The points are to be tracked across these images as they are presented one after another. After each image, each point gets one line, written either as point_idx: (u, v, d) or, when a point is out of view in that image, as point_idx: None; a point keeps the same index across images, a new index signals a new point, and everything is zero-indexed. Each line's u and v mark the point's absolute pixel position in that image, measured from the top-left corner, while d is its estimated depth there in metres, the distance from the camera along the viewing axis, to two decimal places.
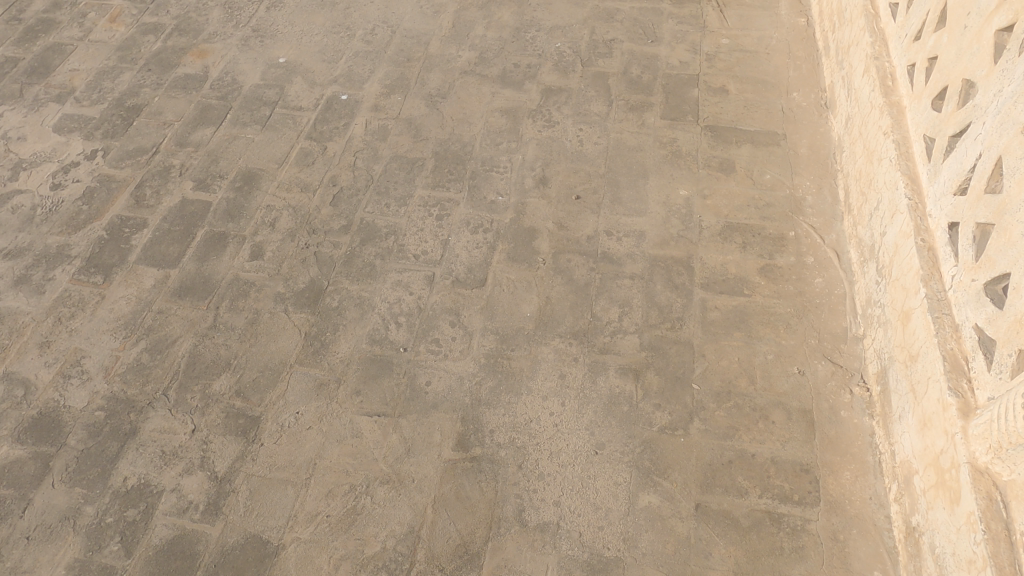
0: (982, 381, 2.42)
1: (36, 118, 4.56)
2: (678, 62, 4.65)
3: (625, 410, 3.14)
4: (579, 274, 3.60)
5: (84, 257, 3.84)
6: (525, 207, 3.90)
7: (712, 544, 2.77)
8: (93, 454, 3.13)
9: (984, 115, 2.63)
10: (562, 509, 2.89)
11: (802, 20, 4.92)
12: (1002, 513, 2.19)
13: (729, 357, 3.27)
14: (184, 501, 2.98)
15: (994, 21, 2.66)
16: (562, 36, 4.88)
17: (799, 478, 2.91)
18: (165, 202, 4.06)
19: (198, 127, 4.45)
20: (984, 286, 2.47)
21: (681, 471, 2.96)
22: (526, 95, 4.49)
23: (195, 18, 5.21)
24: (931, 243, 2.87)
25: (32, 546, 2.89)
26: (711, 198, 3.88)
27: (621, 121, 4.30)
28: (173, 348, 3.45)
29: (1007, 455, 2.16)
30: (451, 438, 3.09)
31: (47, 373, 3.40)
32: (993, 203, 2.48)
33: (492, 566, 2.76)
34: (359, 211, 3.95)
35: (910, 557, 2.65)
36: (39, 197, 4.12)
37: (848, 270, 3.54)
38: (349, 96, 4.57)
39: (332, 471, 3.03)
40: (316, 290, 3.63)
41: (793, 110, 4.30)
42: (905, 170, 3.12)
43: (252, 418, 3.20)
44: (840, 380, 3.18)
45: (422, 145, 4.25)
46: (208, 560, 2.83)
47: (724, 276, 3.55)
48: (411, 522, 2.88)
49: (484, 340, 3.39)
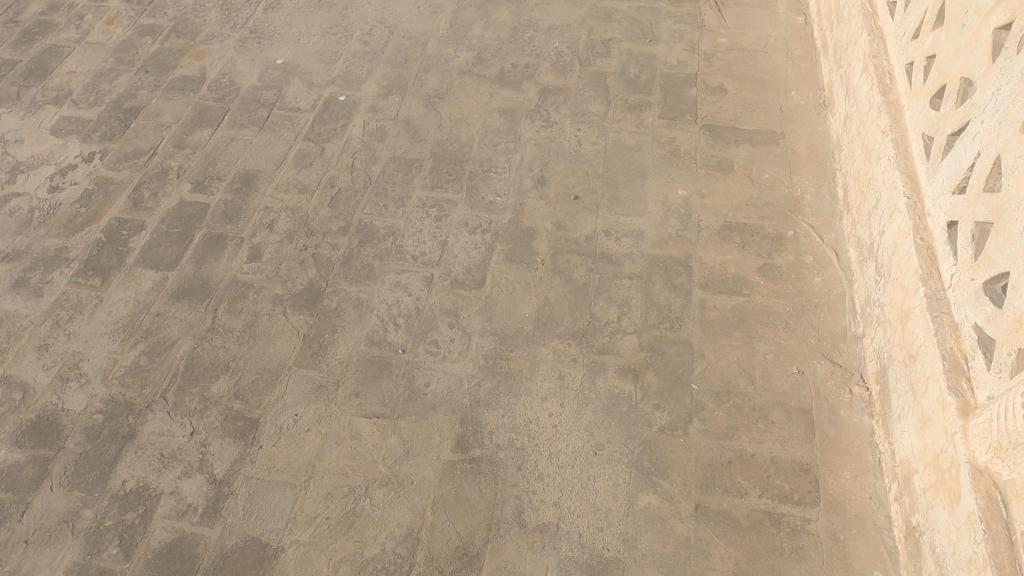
0: (982, 380, 2.41)
1: (33, 121, 4.55)
2: (676, 61, 4.64)
3: (625, 410, 3.13)
4: (579, 275, 3.59)
5: (82, 260, 3.83)
6: (523, 207, 3.90)
7: (712, 545, 2.77)
8: (92, 458, 3.12)
9: (982, 114, 2.63)
10: (562, 510, 2.88)
11: (800, 19, 4.91)
12: (1002, 512, 2.19)
13: (728, 357, 3.26)
14: (184, 504, 2.97)
15: (992, 19, 2.66)
16: (560, 36, 4.88)
17: (799, 478, 2.91)
18: (163, 205, 4.05)
19: (195, 128, 4.44)
20: (983, 285, 2.46)
21: (681, 471, 2.95)
22: (525, 95, 4.49)
23: (192, 20, 5.20)
24: (930, 242, 2.87)
25: (31, 550, 2.88)
26: (710, 198, 3.87)
27: (620, 121, 4.29)
28: (172, 350, 3.45)
29: (1007, 454, 2.15)
30: (451, 439, 3.09)
31: (46, 376, 3.39)
32: (991, 201, 2.48)
33: (492, 568, 2.76)
34: (358, 212, 3.94)
35: (910, 557, 2.64)
36: (37, 200, 4.11)
37: (847, 270, 3.53)
38: (347, 97, 4.56)
39: (332, 473, 3.03)
40: (315, 291, 3.62)
41: (791, 109, 4.30)
42: (904, 168, 3.11)
43: (251, 420, 3.20)
44: (840, 380, 3.17)
45: (421, 146, 4.24)
46: (208, 563, 2.82)
47: (724, 276, 3.54)
48: (411, 523, 2.87)
49: (483, 341, 3.38)
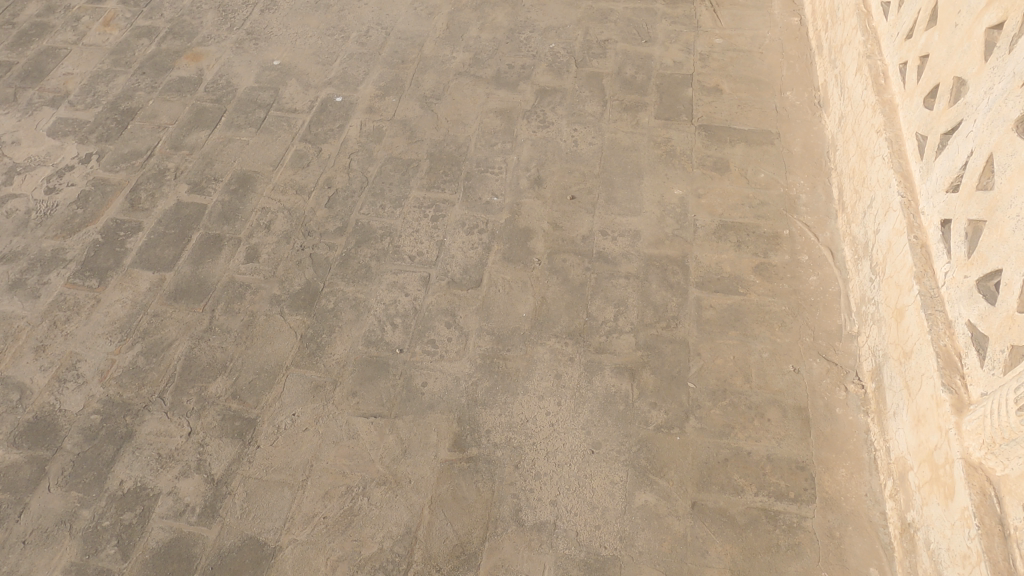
0: (975, 377, 2.43)
1: (30, 123, 4.55)
2: (671, 62, 4.66)
3: (622, 408, 3.15)
4: (575, 274, 3.60)
5: (79, 261, 3.83)
6: (520, 207, 3.91)
7: (708, 542, 2.78)
8: (89, 458, 3.12)
9: (974, 112, 2.65)
10: (559, 508, 2.89)
11: (795, 19, 4.93)
12: (995, 508, 2.21)
13: (724, 356, 3.28)
14: (182, 504, 2.97)
15: (984, 18, 2.68)
16: (556, 37, 4.90)
17: (795, 476, 2.92)
18: (160, 206, 4.06)
19: (192, 129, 4.45)
20: (976, 283, 2.48)
21: (677, 469, 2.96)
22: (521, 96, 4.51)
23: (189, 21, 5.21)
24: (923, 240, 2.89)
25: (28, 550, 2.88)
26: (706, 198, 3.88)
27: (615, 121, 4.31)
28: (169, 351, 3.45)
29: (1000, 449, 2.17)
30: (448, 438, 3.09)
31: (43, 377, 3.40)
32: (984, 199, 2.50)
33: (490, 567, 2.76)
34: (355, 212, 3.95)
35: (905, 554, 2.65)
36: (34, 202, 4.11)
37: (843, 269, 3.55)
38: (343, 98, 4.57)
39: (329, 472, 3.04)
40: (312, 292, 3.63)
41: (786, 109, 4.32)
42: (897, 168, 3.13)
43: (249, 420, 3.20)
44: (835, 378, 3.19)
45: (418, 147, 4.25)
46: (205, 562, 2.82)
47: (719, 275, 3.56)
48: (407, 522, 2.88)
49: (479, 340, 3.39)
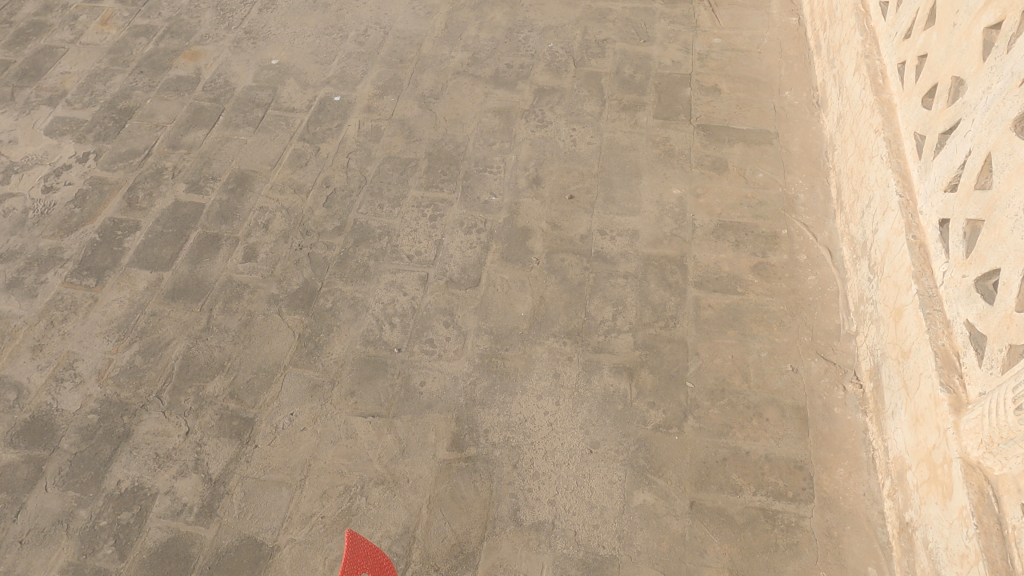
0: (973, 376, 2.43)
1: (27, 122, 4.54)
2: (670, 62, 4.66)
3: (620, 408, 3.14)
4: (574, 274, 3.60)
5: (76, 260, 3.82)
6: (518, 207, 3.91)
7: (706, 541, 2.78)
8: (86, 458, 3.11)
9: (973, 112, 2.65)
10: (557, 508, 2.89)
11: (793, 19, 4.93)
12: (993, 507, 2.21)
13: (723, 355, 3.28)
14: (179, 503, 2.97)
15: (983, 18, 2.68)
16: (555, 36, 4.89)
17: (793, 475, 2.92)
18: (158, 205, 4.05)
19: (190, 129, 4.44)
20: (975, 282, 2.49)
21: (676, 468, 2.96)
22: (519, 95, 4.50)
23: (187, 20, 5.20)
24: (922, 239, 2.89)
25: (25, 550, 2.87)
26: (705, 197, 3.88)
27: (614, 121, 4.30)
28: (167, 350, 3.45)
29: (998, 448, 2.18)
30: (446, 438, 3.09)
31: (40, 376, 3.39)
32: (982, 199, 2.50)
33: (488, 566, 2.76)
34: (353, 212, 3.94)
35: (904, 553, 2.65)
36: (30, 201, 4.10)
37: (841, 268, 3.55)
38: (342, 97, 4.57)
39: (327, 472, 3.03)
40: (310, 291, 3.62)
41: (784, 109, 4.32)
42: (896, 168, 3.13)
43: (246, 419, 3.20)
44: (833, 377, 3.19)
45: (416, 146, 4.25)
46: (203, 562, 2.82)
47: (718, 275, 3.56)
48: (405, 522, 2.88)
49: (478, 340, 3.39)
